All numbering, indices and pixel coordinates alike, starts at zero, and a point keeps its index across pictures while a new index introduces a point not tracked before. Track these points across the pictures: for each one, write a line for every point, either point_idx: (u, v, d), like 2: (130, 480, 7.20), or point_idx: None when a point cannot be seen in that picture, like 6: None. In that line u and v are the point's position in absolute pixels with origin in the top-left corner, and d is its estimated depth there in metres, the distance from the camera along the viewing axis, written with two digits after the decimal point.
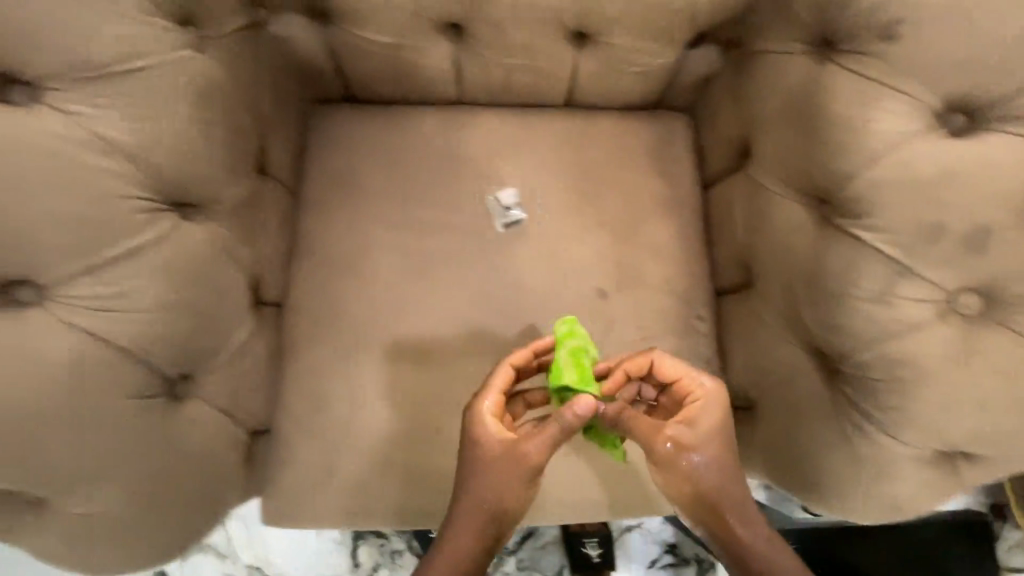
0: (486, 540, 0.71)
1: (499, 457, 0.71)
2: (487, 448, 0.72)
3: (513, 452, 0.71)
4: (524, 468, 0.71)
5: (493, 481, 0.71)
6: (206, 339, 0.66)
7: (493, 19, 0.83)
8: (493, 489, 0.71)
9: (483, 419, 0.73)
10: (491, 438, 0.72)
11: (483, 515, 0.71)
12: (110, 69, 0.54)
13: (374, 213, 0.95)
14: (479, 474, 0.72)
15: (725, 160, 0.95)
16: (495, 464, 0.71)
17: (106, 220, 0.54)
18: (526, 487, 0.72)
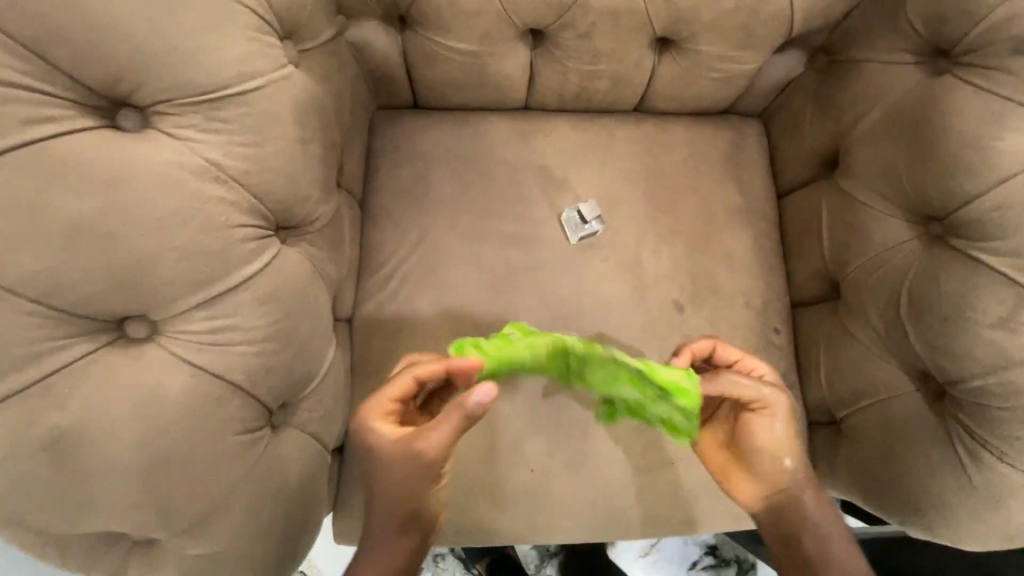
0: (404, 538, 0.66)
1: (387, 458, 0.64)
2: (380, 449, 0.65)
3: (400, 452, 0.63)
4: (412, 468, 0.63)
5: (396, 483, 0.64)
6: (300, 368, 0.63)
7: (582, 24, 0.79)
8: (399, 491, 0.64)
9: (375, 428, 0.66)
10: (377, 440, 0.65)
11: (387, 516, 0.66)
12: (224, 91, 0.51)
13: (440, 223, 0.92)
14: (376, 479, 0.65)
15: (804, 169, 0.91)
16: (392, 466, 0.64)
17: (219, 251, 0.52)
18: (423, 484, 0.64)
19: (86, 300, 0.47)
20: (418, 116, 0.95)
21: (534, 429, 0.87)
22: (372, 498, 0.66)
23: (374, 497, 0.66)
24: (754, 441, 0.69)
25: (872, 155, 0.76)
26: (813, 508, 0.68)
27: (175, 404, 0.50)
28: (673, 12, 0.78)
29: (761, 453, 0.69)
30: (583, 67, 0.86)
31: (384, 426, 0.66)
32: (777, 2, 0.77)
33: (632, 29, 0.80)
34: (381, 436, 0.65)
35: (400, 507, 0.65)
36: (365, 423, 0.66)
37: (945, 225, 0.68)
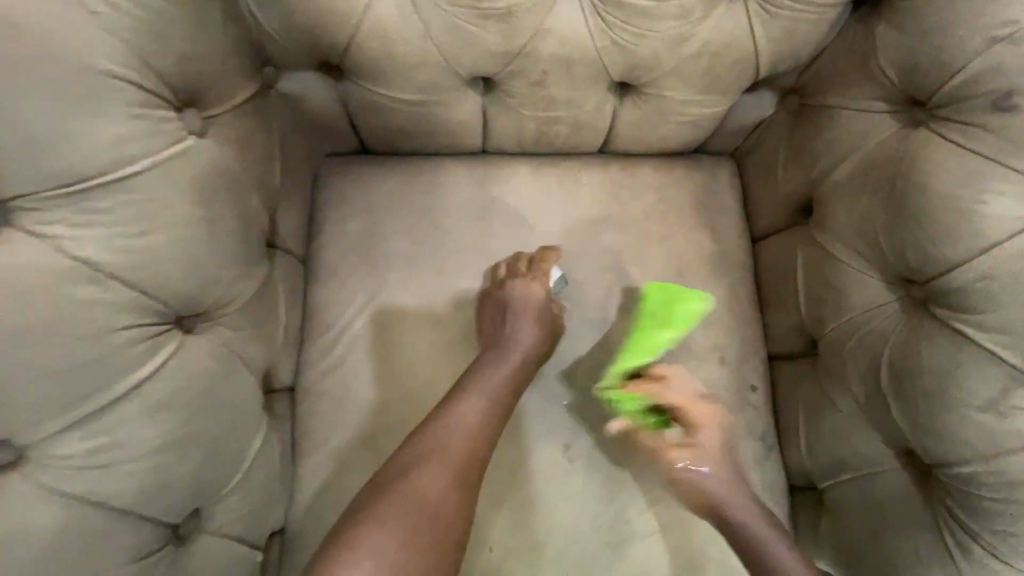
0: (506, 402, 0.75)
1: (531, 314, 0.82)
2: (528, 306, 0.82)
3: (543, 310, 0.83)
4: (546, 326, 0.83)
5: (529, 330, 0.81)
6: (214, 471, 0.56)
7: (531, 72, 0.72)
8: (528, 339, 0.81)
9: (523, 290, 0.81)
10: (525, 298, 0.82)
11: (505, 377, 0.77)
12: (99, 179, 0.45)
13: (391, 280, 0.85)
14: (515, 333, 0.80)
15: (778, 215, 0.86)
16: (534, 319, 0.82)
17: (96, 362, 0.45)
18: (549, 343, 0.83)
19: None
20: (367, 163, 0.89)
21: (493, 503, 0.80)
22: (498, 355, 0.79)
23: (504, 357, 0.78)
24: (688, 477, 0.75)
25: (846, 210, 0.70)
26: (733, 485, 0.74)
27: (40, 544, 0.44)
28: (633, 61, 0.71)
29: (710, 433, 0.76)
30: (539, 113, 0.80)
31: (536, 284, 0.82)
32: (742, 46, 0.70)
33: (586, 78, 0.73)
34: (532, 292, 0.82)
35: (519, 366, 0.79)
36: (521, 284, 0.82)
37: (926, 291, 0.62)
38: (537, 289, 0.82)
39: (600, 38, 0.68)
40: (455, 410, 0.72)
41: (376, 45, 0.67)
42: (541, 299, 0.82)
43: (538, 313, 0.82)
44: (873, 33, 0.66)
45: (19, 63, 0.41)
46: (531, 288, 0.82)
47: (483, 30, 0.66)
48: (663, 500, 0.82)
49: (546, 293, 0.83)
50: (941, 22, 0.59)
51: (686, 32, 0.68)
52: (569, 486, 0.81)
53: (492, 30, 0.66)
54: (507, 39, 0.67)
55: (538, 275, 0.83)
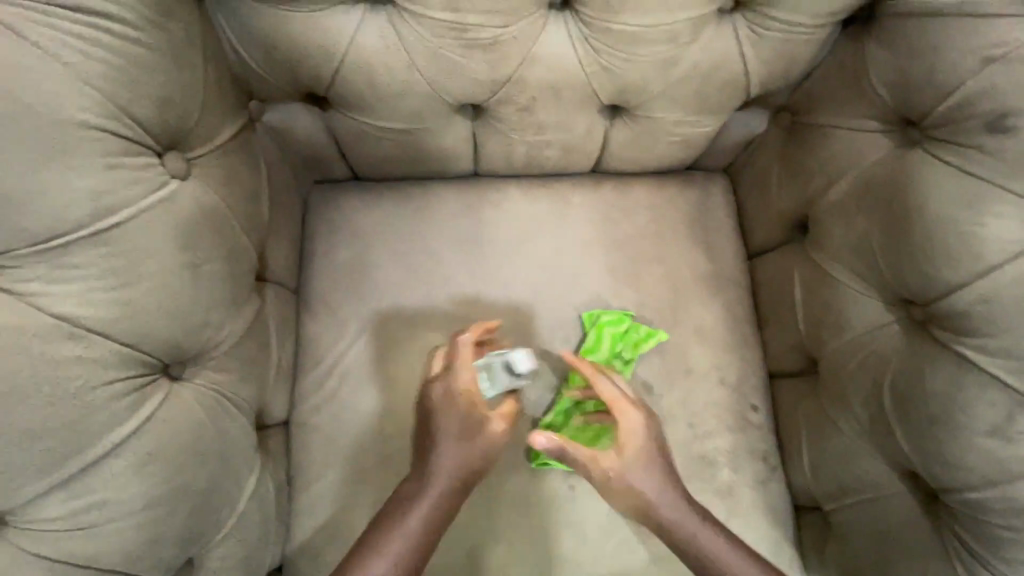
0: (422, 549, 0.64)
1: (453, 432, 0.67)
2: (446, 424, 0.68)
3: (467, 425, 0.68)
4: (471, 445, 0.67)
5: (453, 446, 0.67)
6: (205, 521, 0.55)
7: (520, 98, 0.71)
8: (453, 460, 0.67)
9: (446, 388, 0.69)
10: (445, 410, 0.68)
11: (425, 517, 0.65)
12: (77, 234, 0.45)
13: (384, 309, 0.84)
14: (431, 459, 0.67)
15: (774, 232, 0.85)
16: (459, 429, 0.68)
17: (78, 422, 0.44)
18: (480, 463, 0.68)
19: None
20: (358, 190, 0.88)
21: (495, 535, 0.79)
22: (417, 484, 0.67)
23: (420, 492, 0.66)
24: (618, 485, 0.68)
25: (843, 230, 0.69)
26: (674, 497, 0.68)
27: None
28: (622, 84, 0.70)
29: (638, 434, 0.69)
30: (529, 137, 0.79)
31: (459, 387, 0.69)
32: (732, 67, 0.70)
33: (576, 102, 0.72)
34: (453, 400, 0.68)
35: (445, 496, 0.66)
36: (443, 386, 0.69)
37: (927, 312, 0.61)
38: (464, 389, 0.69)
39: (588, 64, 0.67)
40: (350, 575, 0.61)
41: (361, 76, 0.66)
42: (467, 411, 0.68)
43: (460, 429, 0.68)
44: (862, 52, 0.66)
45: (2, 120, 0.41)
46: (455, 393, 0.69)
47: (469, 59, 0.65)
48: None
49: (472, 401, 0.69)
50: (929, 42, 0.58)
51: (674, 56, 0.67)
52: (569, 515, 0.80)
53: (478, 59, 0.65)
54: (493, 67, 0.66)
55: (459, 367, 0.70)
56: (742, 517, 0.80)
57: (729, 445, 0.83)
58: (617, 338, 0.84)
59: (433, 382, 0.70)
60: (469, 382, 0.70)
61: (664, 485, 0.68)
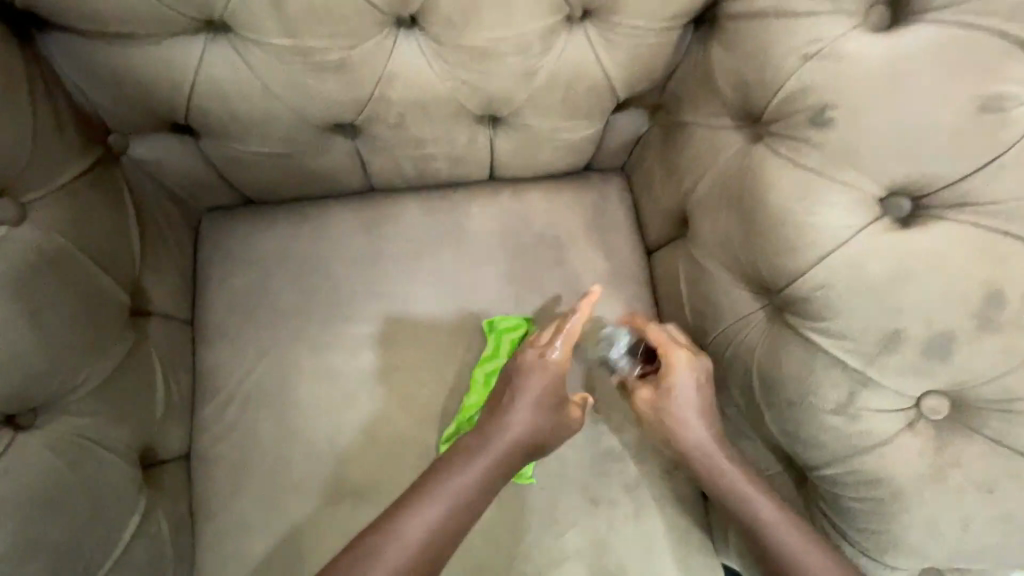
0: (478, 499, 0.63)
1: (535, 396, 0.69)
2: (531, 388, 0.69)
3: (550, 392, 0.69)
4: (548, 414, 0.69)
5: (532, 406, 0.68)
6: (70, 568, 0.54)
7: (389, 115, 0.71)
8: (527, 419, 0.68)
9: (540, 356, 0.71)
10: (541, 372, 0.70)
11: (486, 470, 0.65)
12: None
13: (284, 333, 0.84)
14: (508, 416, 0.67)
15: (665, 227, 0.88)
16: (536, 394, 0.69)
17: None
18: (546, 435, 0.69)
19: None
20: (252, 214, 0.87)
21: None
22: (480, 436, 0.67)
23: (488, 445, 0.66)
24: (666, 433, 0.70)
25: (709, 224, 0.71)
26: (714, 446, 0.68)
27: None
28: (487, 95, 0.71)
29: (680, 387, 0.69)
30: (411, 151, 0.80)
31: (551, 358, 0.71)
32: (594, 74, 0.71)
33: (446, 116, 0.73)
34: (545, 366, 0.70)
35: (511, 453, 0.66)
36: (537, 352, 0.71)
37: (781, 300, 0.63)
38: (551, 363, 0.71)
39: (447, 79, 0.68)
40: (401, 516, 0.60)
41: (220, 105, 0.66)
42: (554, 382, 0.70)
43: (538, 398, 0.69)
44: (710, 53, 0.68)
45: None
46: (543, 363, 0.70)
47: (324, 82, 0.65)
48: (577, 523, 0.82)
49: (560, 374, 0.71)
50: (762, 42, 0.61)
51: (532, 66, 0.68)
52: (480, 525, 0.81)
53: (333, 82, 0.65)
54: (350, 88, 0.66)
55: (556, 343, 0.72)
56: (648, 508, 0.83)
57: (633, 438, 0.85)
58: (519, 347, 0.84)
59: (529, 349, 0.72)
60: (562, 356, 0.72)
61: (702, 433, 0.68)
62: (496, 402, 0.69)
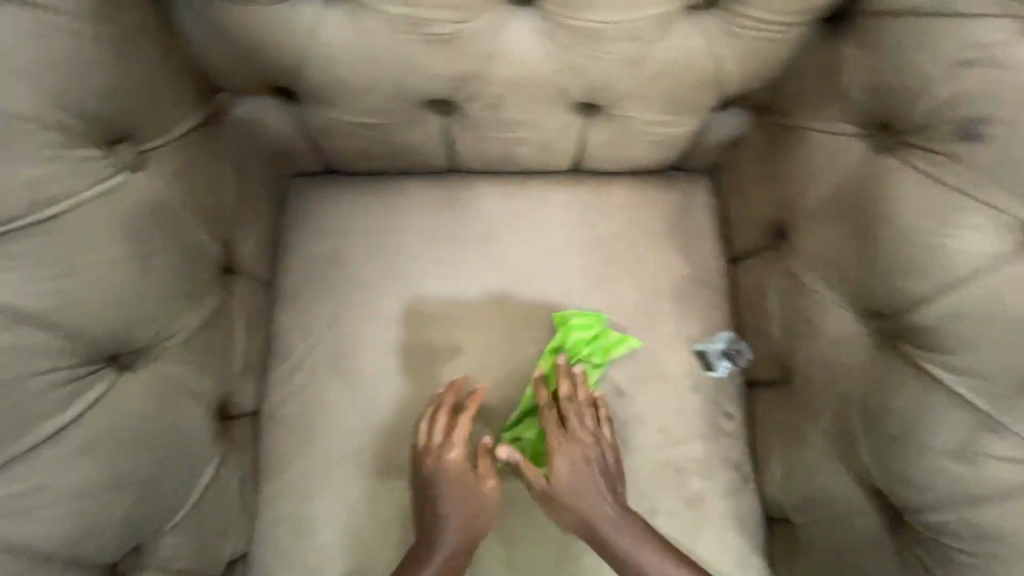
0: None
1: (455, 492, 0.73)
2: (442, 487, 0.74)
3: (462, 487, 0.74)
4: (468, 508, 0.73)
5: (455, 501, 0.73)
6: (154, 510, 0.56)
7: (487, 95, 0.70)
8: (455, 512, 0.73)
9: (439, 454, 0.75)
10: (438, 468, 0.74)
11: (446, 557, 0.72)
12: (22, 219, 0.45)
13: (356, 305, 0.84)
14: (444, 510, 0.73)
15: (754, 236, 0.83)
16: (454, 489, 0.73)
17: (14, 406, 0.44)
18: (484, 523, 0.74)
19: None
20: (337, 184, 0.88)
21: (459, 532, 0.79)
22: (433, 526, 0.73)
23: (444, 534, 0.72)
24: (580, 481, 0.73)
25: (819, 237, 0.67)
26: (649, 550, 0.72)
27: None
28: (592, 82, 0.68)
29: (586, 492, 0.73)
30: (501, 134, 0.78)
31: (450, 455, 0.75)
32: (708, 66, 0.67)
33: (545, 100, 0.71)
34: (449, 464, 0.74)
35: (463, 539, 0.73)
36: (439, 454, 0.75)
37: (898, 327, 0.59)
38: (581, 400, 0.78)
39: (555, 62, 0.66)
40: None
41: (325, 71, 0.66)
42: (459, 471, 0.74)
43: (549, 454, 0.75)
44: (838, 53, 0.63)
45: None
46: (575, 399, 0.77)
47: (431, 55, 0.64)
48: None
49: (467, 472, 0.74)
50: (909, 45, 0.56)
51: (645, 53, 0.65)
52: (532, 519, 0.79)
53: (440, 55, 0.64)
54: (456, 63, 0.65)
55: (448, 440, 0.75)
56: (710, 526, 0.79)
57: (700, 452, 0.81)
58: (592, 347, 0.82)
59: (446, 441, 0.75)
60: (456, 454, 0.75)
61: (621, 527, 0.72)
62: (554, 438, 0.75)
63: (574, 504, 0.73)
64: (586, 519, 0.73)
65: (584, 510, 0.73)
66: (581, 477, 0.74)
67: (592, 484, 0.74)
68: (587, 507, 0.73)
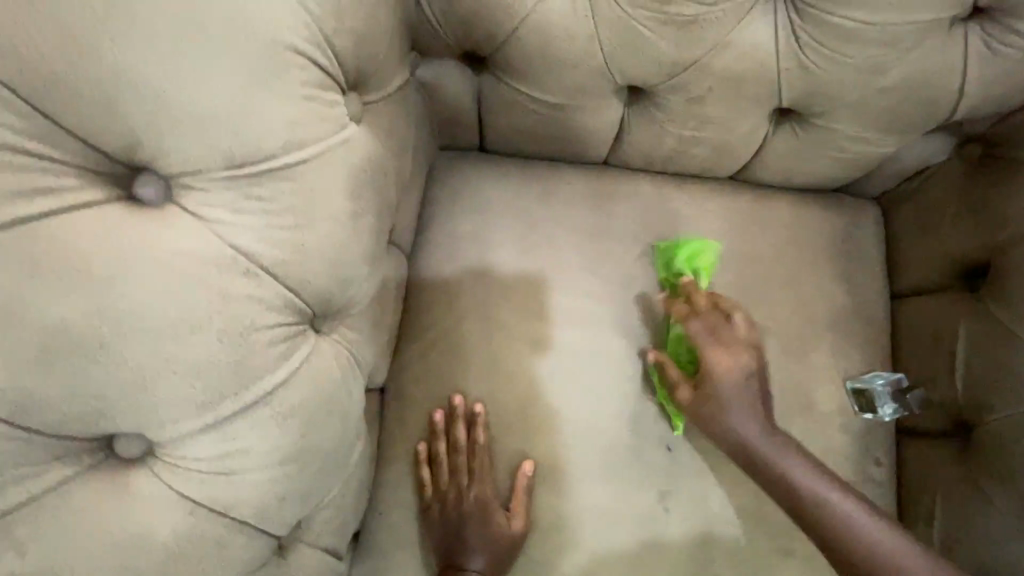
0: None
1: (473, 523, 0.73)
2: (467, 515, 0.74)
3: (486, 521, 0.73)
4: (498, 542, 0.73)
5: (476, 533, 0.73)
6: (324, 484, 0.52)
7: (696, 87, 0.66)
8: (486, 546, 0.72)
9: (449, 482, 0.75)
10: (457, 496, 0.74)
11: None
12: (272, 161, 0.41)
13: (497, 290, 0.80)
14: (472, 540, 0.72)
15: (932, 274, 0.77)
16: (484, 522, 0.73)
17: (240, 361, 0.42)
18: (508, 554, 0.73)
19: (88, 424, 0.39)
20: (486, 162, 0.83)
21: (585, 544, 0.75)
22: (462, 556, 0.72)
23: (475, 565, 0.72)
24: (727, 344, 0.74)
25: None
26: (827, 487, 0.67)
27: (164, 549, 0.41)
28: (814, 85, 0.64)
29: (738, 412, 0.72)
30: (686, 132, 0.72)
31: (479, 488, 0.75)
32: (946, 83, 0.63)
33: (754, 100, 0.67)
34: (477, 496, 0.74)
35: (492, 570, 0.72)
36: (469, 484, 0.75)
37: None
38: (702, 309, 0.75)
39: (785, 59, 0.62)
40: None
41: (538, 41, 0.62)
42: (471, 501, 0.74)
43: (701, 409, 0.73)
44: None
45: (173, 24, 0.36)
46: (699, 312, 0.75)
47: (659, 37, 0.61)
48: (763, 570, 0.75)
49: (483, 506, 0.74)
50: None
51: (883, 62, 0.61)
52: (658, 541, 0.75)
53: (669, 38, 0.60)
54: (682, 49, 0.61)
55: (480, 474, 0.75)
56: None
57: None
58: (610, 188, 0.83)
59: (460, 469, 0.75)
60: (485, 487, 0.75)
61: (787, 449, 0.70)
62: (702, 310, 0.75)
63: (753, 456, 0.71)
64: (795, 486, 0.68)
65: (755, 443, 0.71)
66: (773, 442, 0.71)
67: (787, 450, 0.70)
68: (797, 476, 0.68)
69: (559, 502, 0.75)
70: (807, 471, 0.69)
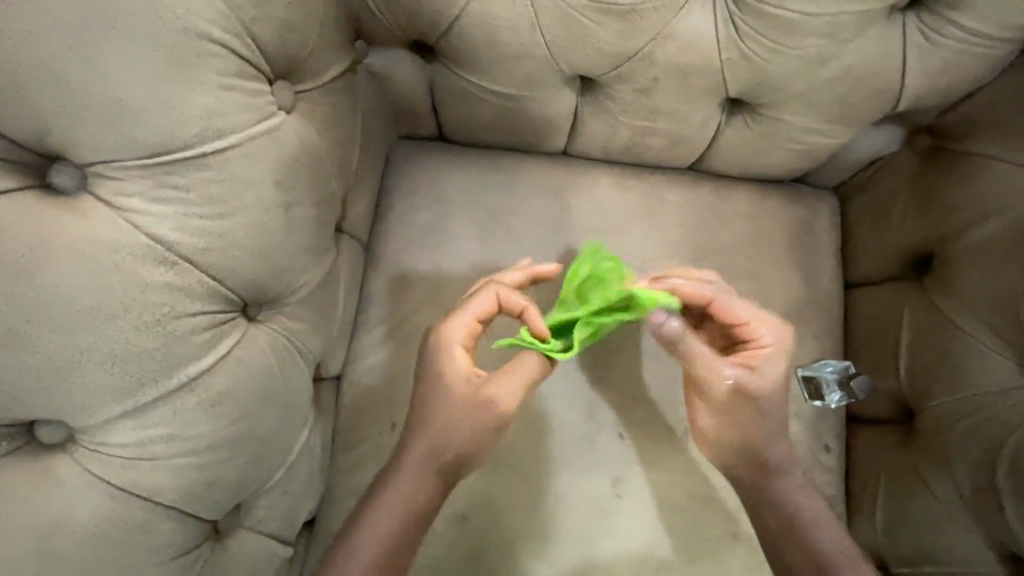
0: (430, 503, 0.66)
1: (450, 399, 0.66)
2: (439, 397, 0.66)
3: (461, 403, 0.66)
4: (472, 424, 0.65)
5: (443, 415, 0.66)
6: (261, 470, 0.53)
7: (642, 77, 0.66)
8: (448, 429, 0.66)
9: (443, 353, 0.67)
10: (422, 408, 0.66)
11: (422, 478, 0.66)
12: (188, 150, 0.41)
13: (454, 280, 0.80)
14: (441, 413, 0.66)
15: (884, 264, 0.78)
16: (453, 407, 0.65)
17: (159, 349, 0.42)
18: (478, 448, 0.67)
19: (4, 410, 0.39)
20: (444, 151, 0.83)
21: (537, 530, 0.76)
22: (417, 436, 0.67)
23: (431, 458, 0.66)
24: (779, 348, 0.67)
25: (983, 272, 0.65)
26: (817, 505, 0.68)
27: (84, 534, 0.42)
28: (758, 76, 0.65)
29: (767, 415, 0.68)
30: (638, 121, 0.72)
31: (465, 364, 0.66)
32: (888, 73, 0.64)
33: (699, 90, 0.67)
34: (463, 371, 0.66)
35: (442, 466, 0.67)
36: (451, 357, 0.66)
37: None
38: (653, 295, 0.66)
39: (728, 49, 0.62)
40: (354, 528, 0.64)
41: (481, 30, 0.62)
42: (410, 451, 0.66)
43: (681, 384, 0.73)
44: None
45: (76, 12, 0.36)
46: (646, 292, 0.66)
47: (600, 27, 0.61)
48: (713, 555, 0.77)
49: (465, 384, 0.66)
50: None
51: (825, 53, 0.61)
52: (608, 527, 0.76)
53: (612, 28, 0.61)
54: (623, 39, 0.61)
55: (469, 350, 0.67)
56: None
57: None
58: (569, 178, 0.83)
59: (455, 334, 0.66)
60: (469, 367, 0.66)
61: (789, 466, 0.69)
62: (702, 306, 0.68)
63: (755, 471, 0.69)
64: (775, 497, 0.68)
65: (771, 458, 0.69)
66: (793, 480, 0.69)
67: (803, 490, 0.69)
68: (782, 487, 0.68)
69: (512, 487, 0.76)
70: (810, 502, 0.68)
